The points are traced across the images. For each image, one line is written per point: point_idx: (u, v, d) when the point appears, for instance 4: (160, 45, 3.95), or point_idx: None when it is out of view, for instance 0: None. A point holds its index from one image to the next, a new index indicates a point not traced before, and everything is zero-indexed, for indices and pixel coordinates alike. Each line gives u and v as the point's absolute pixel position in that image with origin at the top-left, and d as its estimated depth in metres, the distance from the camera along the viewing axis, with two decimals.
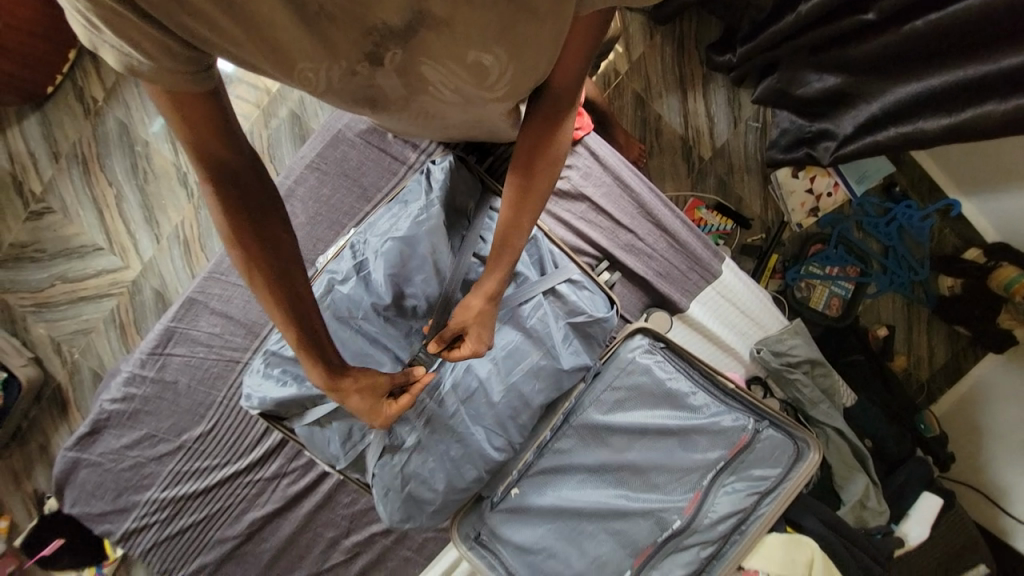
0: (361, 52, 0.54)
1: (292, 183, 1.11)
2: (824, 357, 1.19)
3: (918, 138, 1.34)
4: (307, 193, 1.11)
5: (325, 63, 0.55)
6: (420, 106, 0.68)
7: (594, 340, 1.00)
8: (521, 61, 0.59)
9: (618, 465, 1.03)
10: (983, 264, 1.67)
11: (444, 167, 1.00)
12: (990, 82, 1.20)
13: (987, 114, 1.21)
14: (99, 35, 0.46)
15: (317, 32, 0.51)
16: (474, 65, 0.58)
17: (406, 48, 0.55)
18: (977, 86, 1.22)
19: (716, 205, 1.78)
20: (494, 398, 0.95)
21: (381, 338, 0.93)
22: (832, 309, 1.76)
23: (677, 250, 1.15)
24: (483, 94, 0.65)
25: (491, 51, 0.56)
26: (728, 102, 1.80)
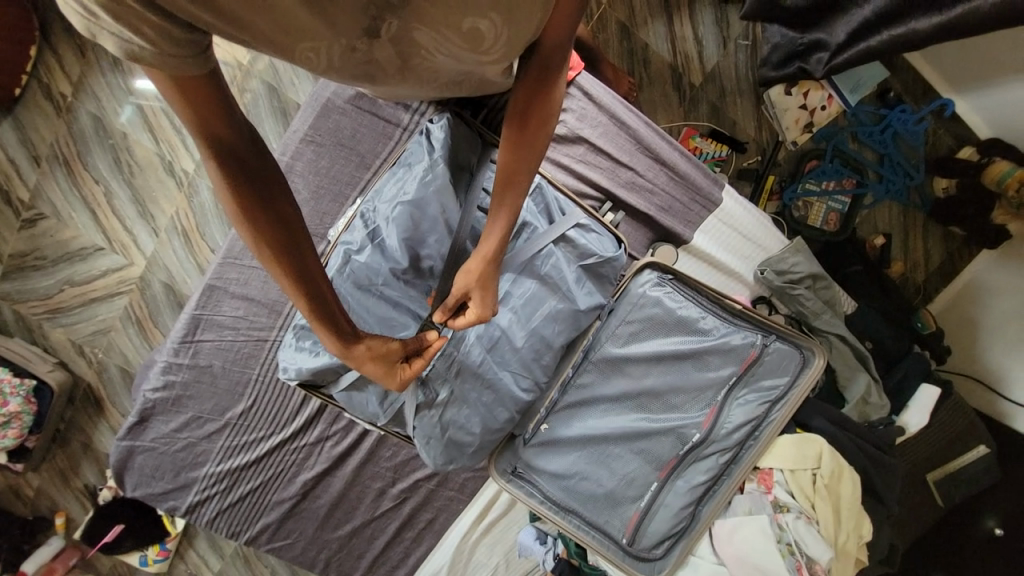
0: (360, 27, 0.54)
1: (290, 159, 1.11)
2: (824, 271, 1.24)
3: (911, 41, 1.33)
4: (306, 167, 1.11)
5: (325, 42, 0.55)
6: (413, 77, 0.67)
7: (606, 279, 1.04)
8: (515, 22, 0.60)
9: (638, 392, 1.10)
10: (975, 162, 1.70)
11: (442, 126, 1.00)
12: None
13: (976, 10, 1.21)
14: (98, 23, 0.45)
15: (317, 11, 0.51)
16: (470, 32, 0.59)
17: (400, 16, 0.54)
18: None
19: (710, 132, 1.76)
20: (517, 344, 1.00)
21: (402, 302, 0.97)
22: (830, 225, 1.80)
23: (677, 183, 1.17)
24: (477, 60, 0.65)
25: (487, 17, 0.58)
26: (716, 22, 1.75)
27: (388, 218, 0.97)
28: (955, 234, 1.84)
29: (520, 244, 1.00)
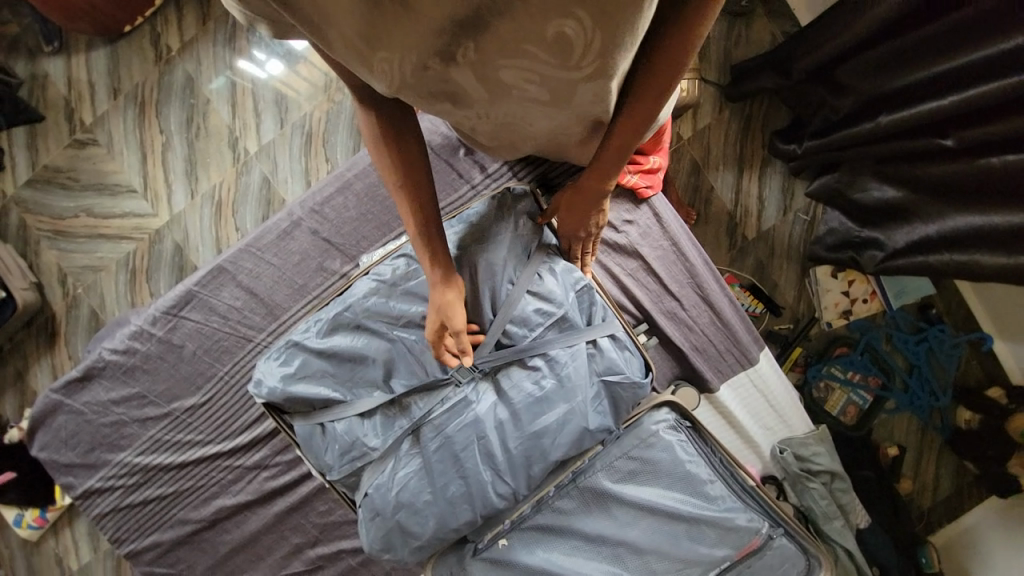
0: (435, 46, 0.55)
1: (351, 176, 1.09)
2: (843, 470, 1.15)
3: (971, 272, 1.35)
4: (364, 190, 1.08)
5: (399, 57, 0.56)
6: (510, 108, 0.69)
7: (623, 404, 0.91)
8: (608, 31, 0.53)
9: (618, 540, 0.98)
10: (1003, 405, 1.64)
11: (522, 193, 0.97)
12: None
13: None
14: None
15: (397, 30, 0.52)
16: (557, 38, 0.54)
17: (479, 40, 0.55)
18: None
19: (751, 286, 1.77)
20: (509, 445, 0.88)
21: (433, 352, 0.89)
22: (848, 416, 1.76)
23: (718, 328, 1.11)
24: (568, 76, 0.60)
25: (572, 18, 0.52)
26: (782, 189, 1.80)
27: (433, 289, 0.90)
28: (966, 471, 1.77)
29: (549, 340, 0.88)
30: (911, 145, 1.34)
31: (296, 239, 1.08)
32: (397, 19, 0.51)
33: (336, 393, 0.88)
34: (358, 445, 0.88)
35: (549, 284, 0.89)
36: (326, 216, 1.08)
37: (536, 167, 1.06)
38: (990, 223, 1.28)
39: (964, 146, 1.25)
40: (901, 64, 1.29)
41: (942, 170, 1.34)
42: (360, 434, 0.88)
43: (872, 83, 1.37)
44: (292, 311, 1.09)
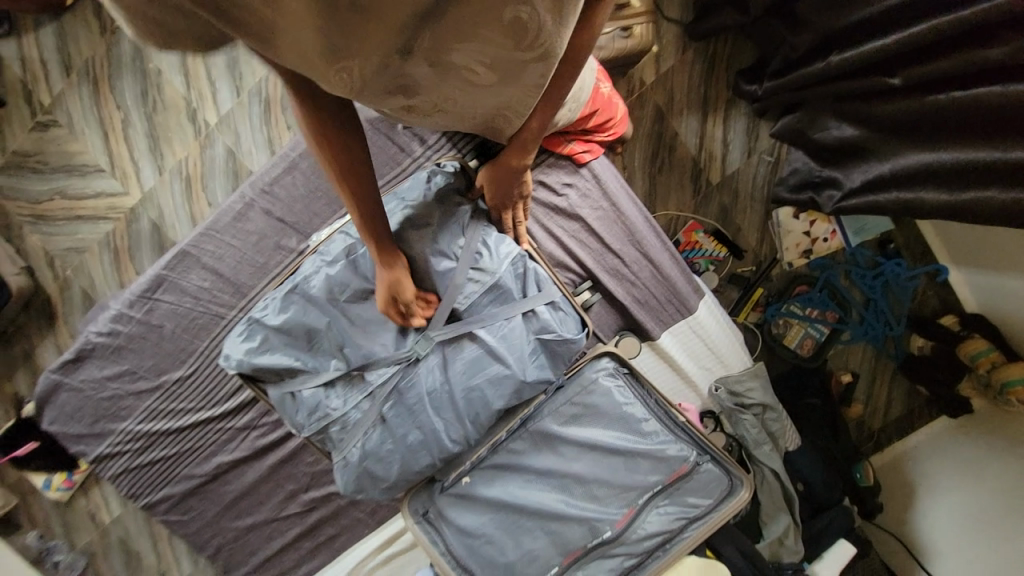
0: (394, 44, 0.54)
1: (297, 156, 1.12)
2: (776, 402, 1.27)
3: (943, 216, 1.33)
4: (309, 169, 1.12)
5: (358, 62, 0.55)
6: (458, 97, 0.69)
7: (560, 358, 0.99)
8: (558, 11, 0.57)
9: (563, 473, 1.11)
10: (956, 332, 1.80)
11: (452, 171, 1.00)
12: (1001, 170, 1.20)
13: (988, 201, 1.23)
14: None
15: (355, 35, 0.51)
16: (513, 19, 0.57)
17: (436, 31, 0.55)
18: (994, 172, 1.21)
19: (714, 232, 1.82)
20: (456, 398, 0.98)
21: (383, 325, 0.97)
22: (805, 349, 1.85)
23: (659, 281, 1.19)
24: (518, 58, 0.63)
25: (527, 2, 0.55)
26: (746, 131, 1.79)
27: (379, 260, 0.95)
28: (918, 394, 1.93)
29: (487, 306, 0.95)
30: (862, 84, 1.33)
31: (252, 220, 1.13)
32: (362, 27, 0.50)
33: (294, 361, 0.97)
34: (321, 408, 0.98)
35: (483, 257, 0.96)
36: (276, 196, 1.12)
37: (474, 140, 1.10)
38: (941, 159, 1.29)
39: (909, 84, 1.26)
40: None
41: (893, 109, 1.33)
42: (322, 398, 0.98)
43: (828, 19, 1.33)
44: (257, 289, 1.16)
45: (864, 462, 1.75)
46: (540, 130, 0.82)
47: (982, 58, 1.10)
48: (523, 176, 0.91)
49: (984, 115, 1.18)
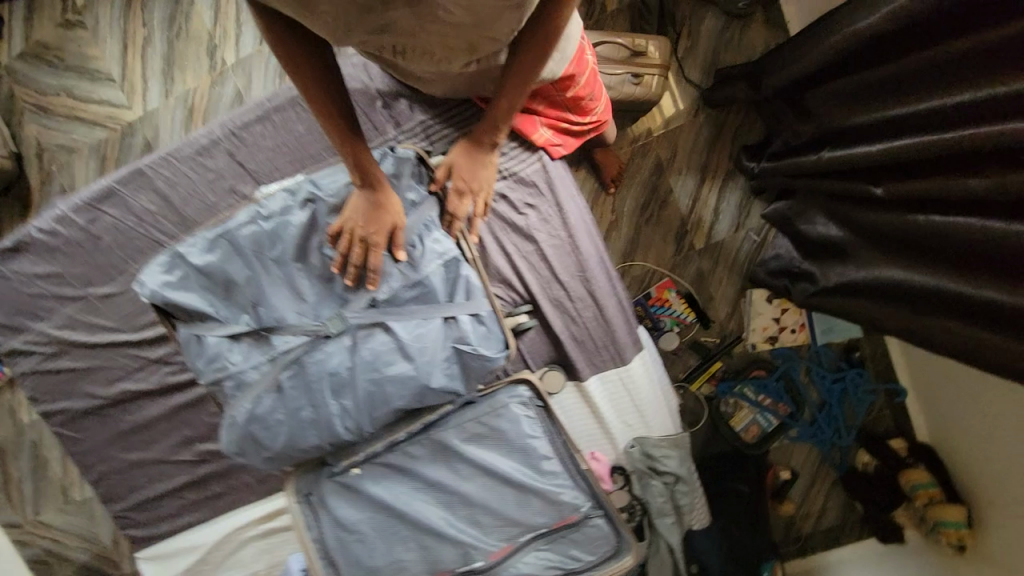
0: None
1: (270, 108, 1.11)
2: (689, 477, 1.23)
3: (925, 337, 1.22)
4: (279, 121, 1.11)
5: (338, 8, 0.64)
6: (433, 34, 0.73)
7: (472, 372, 0.96)
8: None
9: (452, 490, 1.07)
10: (902, 457, 1.76)
11: (404, 158, 0.98)
12: (956, 302, 1.13)
13: (941, 329, 1.17)
14: None
15: None
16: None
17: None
18: (953, 304, 1.14)
19: (686, 295, 1.81)
20: (358, 383, 0.94)
21: (302, 294, 0.94)
22: (748, 434, 1.81)
23: (600, 324, 1.17)
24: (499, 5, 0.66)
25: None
26: (739, 205, 1.80)
27: (334, 204, 0.90)
28: (854, 507, 1.89)
29: (406, 301, 0.92)
30: (846, 186, 1.31)
31: (213, 157, 1.13)
32: None
33: (208, 305, 0.95)
34: (220, 358, 0.95)
35: (417, 250, 0.93)
36: (243, 140, 1.11)
37: (448, 137, 1.08)
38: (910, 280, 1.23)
39: (892, 198, 1.21)
40: (862, 98, 1.24)
41: (879, 222, 1.28)
42: (224, 350, 0.95)
43: (835, 115, 1.32)
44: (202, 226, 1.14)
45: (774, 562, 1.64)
46: (511, 109, 0.87)
47: (965, 188, 1.02)
48: (489, 159, 0.95)
49: (971, 243, 1.06)
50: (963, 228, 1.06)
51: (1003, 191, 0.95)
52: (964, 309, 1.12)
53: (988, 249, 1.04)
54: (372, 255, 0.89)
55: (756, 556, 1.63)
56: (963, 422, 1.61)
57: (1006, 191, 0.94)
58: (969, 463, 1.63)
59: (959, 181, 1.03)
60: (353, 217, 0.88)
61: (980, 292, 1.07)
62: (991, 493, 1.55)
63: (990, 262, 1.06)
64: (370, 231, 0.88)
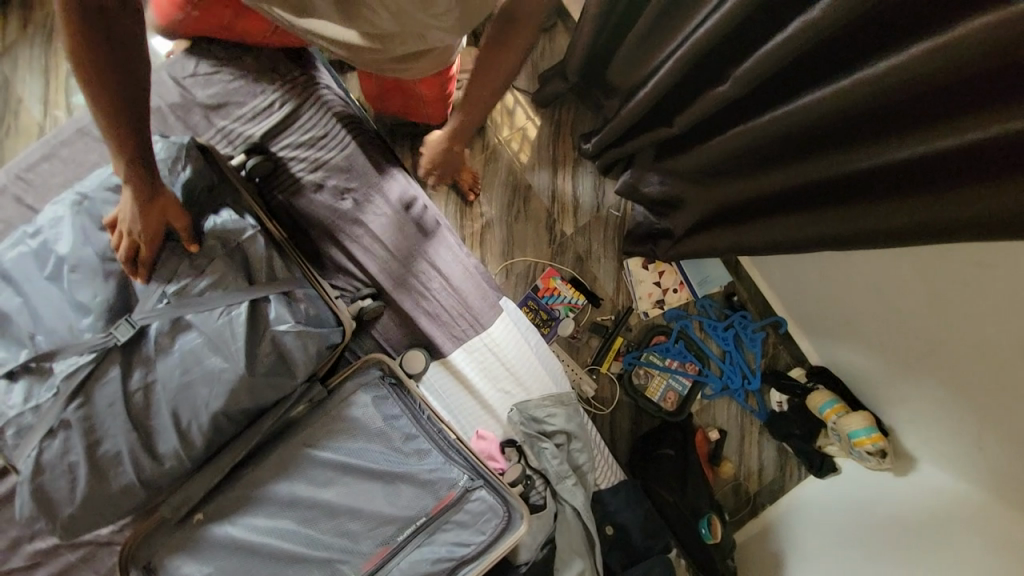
0: None
1: (58, 143, 1.10)
2: (582, 431, 1.17)
3: (805, 244, 1.06)
4: (71, 155, 1.09)
5: None
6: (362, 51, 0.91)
7: (296, 355, 0.93)
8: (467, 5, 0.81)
9: (310, 503, 0.95)
10: (803, 384, 1.69)
11: (183, 144, 0.96)
12: (841, 187, 0.96)
13: (822, 227, 1.00)
14: None
15: None
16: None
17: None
18: (821, 192, 1.00)
19: (572, 279, 1.78)
20: (156, 399, 0.88)
21: (84, 304, 0.89)
22: (668, 403, 1.74)
23: (450, 293, 1.16)
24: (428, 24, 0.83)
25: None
26: (594, 185, 1.85)
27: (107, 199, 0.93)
28: (787, 450, 1.75)
29: (205, 288, 0.89)
30: (655, 136, 1.30)
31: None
32: None
33: None
34: None
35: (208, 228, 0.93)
36: (30, 182, 1.07)
37: (250, 138, 1.13)
38: (768, 190, 1.10)
39: (688, 129, 1.20)
40: (642, 49, 1.23)
41: (695, 159, 1.23)
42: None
43: (630, 78, 1.34)
44: None
45: (711, 514, 1.59)
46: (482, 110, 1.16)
47: (720, 96, 1.00)
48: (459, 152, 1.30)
49: (780, 137, 0.99)
50: (762, 127, 0.99)
51: (745, 82, 0.93)
52: (839, 191, 0.97)
53: (801, 131, 0.96)
54: (147, 248, 0.86)
55: (693, 514, 1.58)
56: (854, 351, 1.50)
57: (746, 80, 0.92)
58: (862, 373, 1.53)
59: (711, 93, 1.02)
60: (124, 213, 0.85)
61: (810, 178, 0.99)
62: (905, 412, 1.43)
63: (816, 143, 0.96)
64: (140, 228, 0.85)
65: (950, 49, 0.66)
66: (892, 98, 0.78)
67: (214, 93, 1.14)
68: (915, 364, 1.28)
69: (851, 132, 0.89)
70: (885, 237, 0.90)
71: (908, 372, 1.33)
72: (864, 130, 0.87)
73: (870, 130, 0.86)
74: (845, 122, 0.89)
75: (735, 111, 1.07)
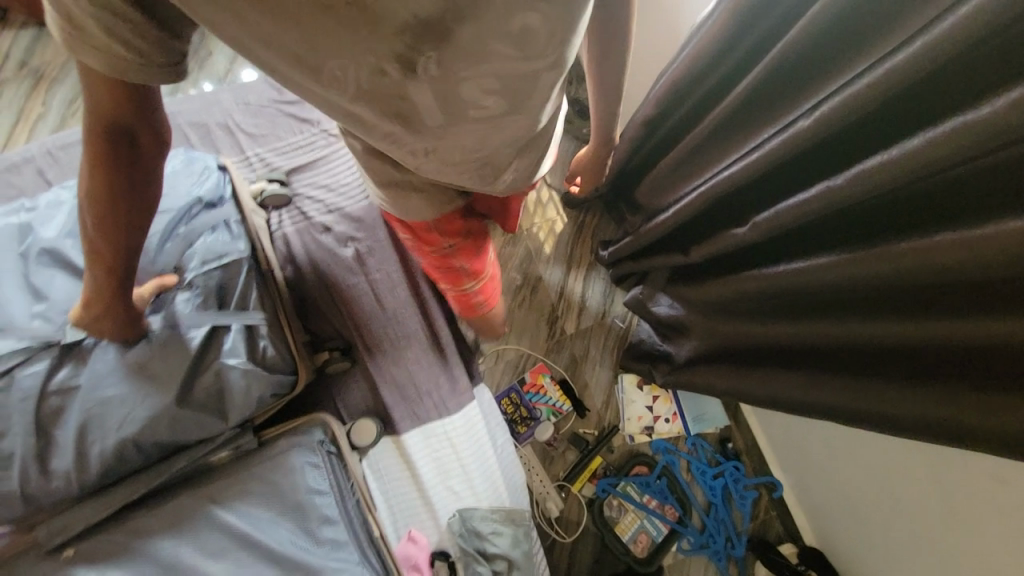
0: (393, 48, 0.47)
1: None
2: (526, 561, 1.00)
3: (802, 405, 1.00)
4: None
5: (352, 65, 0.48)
6: (459, 139, 0.60)
7: (238, 395, 0.85)
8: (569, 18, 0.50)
9: (188, 574, 0.80)
10: (793, 565, 1.47)
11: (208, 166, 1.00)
12: (836, 354, 0.92)
13: (816, 397, 0.95)
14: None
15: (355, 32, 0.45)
16: (520, 33, 0.48)
17: (442, 54, 0.48)
18: (825, 355, 0.95)
19: (562, 381, 1.68)
20: (74, 405, 0.80)
21: (43, 288, 0.84)
22: (638, 547, 1.54)
23: (424, 365, 1.09)
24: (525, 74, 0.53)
25: (537, 8, 0.47)
26: (604, 292, 1.80)
27: None
28: None
29: (171, 304, 0.85)
30: (665, 261, 1.32)
31: (23, 173, 1.10)
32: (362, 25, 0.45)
33: None
34: None
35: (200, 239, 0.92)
36: (57, 159, 1.11)
37: (274, 168, 1.17)
38: (773, 340, 1.05)
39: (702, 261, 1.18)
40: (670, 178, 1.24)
41: (703, 296, 1.20)
42: None
43: (653, 199, 1.34)
44: None
45: None
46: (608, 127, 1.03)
47: (737, 238, 0.98)
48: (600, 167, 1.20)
49: (785, 296, 0.97)
50: (765, 281, 0.97)
51: (764, 231, 0.91)
52: (836, 358, 0.93)
53: (806, 293, 0.93)
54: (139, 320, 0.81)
55: None
56: (854, 540, 1.32)
57: (764, 229, 0.91)
58: (863, 569, 1.32)
59: (729, 234, 1.01)
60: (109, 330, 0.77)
61: (807, 337, 0.95)
62: None
63: (821, 308, 0.92)
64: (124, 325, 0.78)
65: (963, 250, 0.64)
66: (904, 279, 0.75)
67: (256, 125, 1.21)
68: None
69: (856, 304, 0.85)
70: (900, 426, 0.82)
71: None
72: (872, 305, 0.83)
73: (890, 304, 0.80)
74: (851, 294, 0.85)
75: (747, 255, 1.06)
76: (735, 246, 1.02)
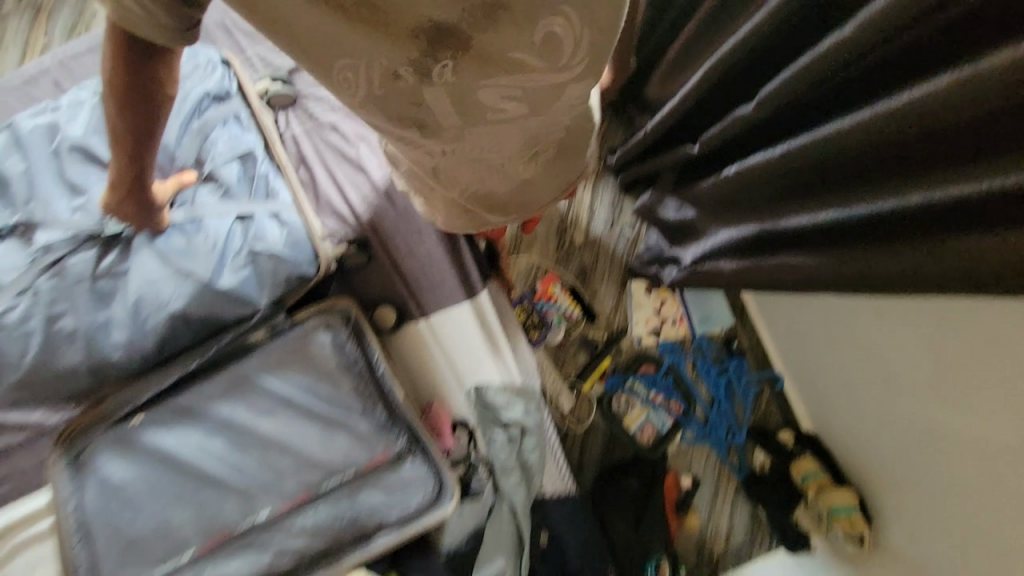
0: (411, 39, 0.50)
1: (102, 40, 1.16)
2: (540, 432, 1.11)
3: (797, 286, 1.03)
4: None
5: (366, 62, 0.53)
6: (476, 141, 0.68)
7: (269, 276, 0.93)
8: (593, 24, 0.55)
9: (245, 431, 0.93)
10: (790, 449, 1.59)
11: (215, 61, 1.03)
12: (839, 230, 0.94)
13: (813, 274, 0.97)
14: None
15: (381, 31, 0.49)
16: (544, 40, 0.54)
17: (461, 58, 0.53)
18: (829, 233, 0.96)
19: (571, 288, 1.73)
20: (127, 286, 0.89)
21: (84, 183, 0.92)
22: (645, 437, 1.66)
23: (436, 257, 1.14)
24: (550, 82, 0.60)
25: (557, 12, 0.51)
26: (612, 203, 1.81)
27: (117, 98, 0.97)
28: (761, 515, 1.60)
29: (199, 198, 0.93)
30: (670, 157, 1.31)
31: (40, 86, 1.13)
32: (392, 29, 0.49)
33: None
34: None
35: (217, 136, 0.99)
36: (72, 70, 1.14)
37: (276, 70, 1.18)
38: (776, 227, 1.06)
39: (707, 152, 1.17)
40: (679, 67, 1.21)
41: (708, 187, 1.20)
42: None
43: (661, 92, 1.31)
44: None
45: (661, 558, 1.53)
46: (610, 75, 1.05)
47: (741, 117, 0.98)
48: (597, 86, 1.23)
49: (789, 176, 0.97)
50: (770, 161, 0.97)
51: (771, 105, 0.90)
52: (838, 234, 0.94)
53: (810, 170, 0.93)
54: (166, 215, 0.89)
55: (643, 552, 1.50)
56: (846, 420, 1.41)
57: (770, 103, 0.90)
58: (855, 448, 1.41)
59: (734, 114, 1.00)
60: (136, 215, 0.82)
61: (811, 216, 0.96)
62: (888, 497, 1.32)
63: (828, 185, 0.92)
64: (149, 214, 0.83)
65: (968, 90, 0.64)
66: (908, 137, 0.75)
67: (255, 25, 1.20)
68: (912, 452, 1.18)
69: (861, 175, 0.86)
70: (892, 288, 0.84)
71: (909, 465, 1.21)
72: (875, 172, 0.84)
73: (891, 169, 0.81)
74: (857, 162, 0.85)
75: (755, 140, 1.05)
76: (741, 127, 1.01)
